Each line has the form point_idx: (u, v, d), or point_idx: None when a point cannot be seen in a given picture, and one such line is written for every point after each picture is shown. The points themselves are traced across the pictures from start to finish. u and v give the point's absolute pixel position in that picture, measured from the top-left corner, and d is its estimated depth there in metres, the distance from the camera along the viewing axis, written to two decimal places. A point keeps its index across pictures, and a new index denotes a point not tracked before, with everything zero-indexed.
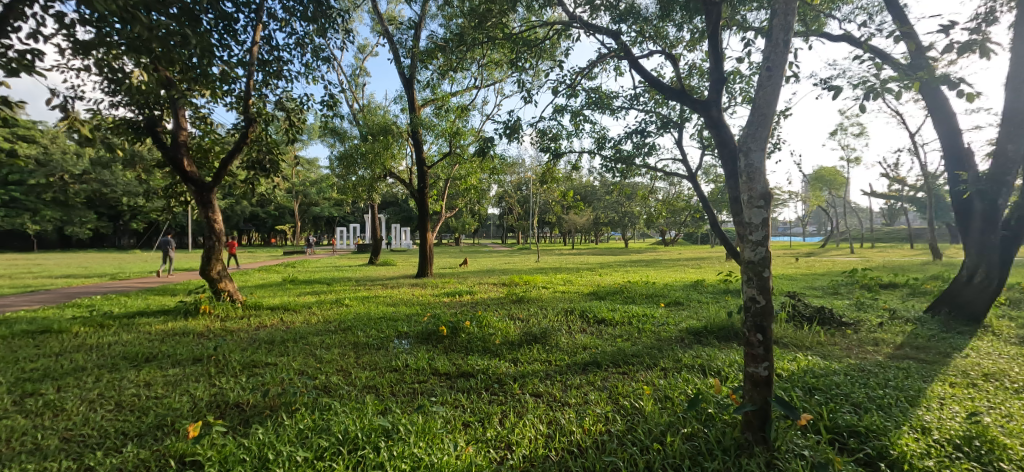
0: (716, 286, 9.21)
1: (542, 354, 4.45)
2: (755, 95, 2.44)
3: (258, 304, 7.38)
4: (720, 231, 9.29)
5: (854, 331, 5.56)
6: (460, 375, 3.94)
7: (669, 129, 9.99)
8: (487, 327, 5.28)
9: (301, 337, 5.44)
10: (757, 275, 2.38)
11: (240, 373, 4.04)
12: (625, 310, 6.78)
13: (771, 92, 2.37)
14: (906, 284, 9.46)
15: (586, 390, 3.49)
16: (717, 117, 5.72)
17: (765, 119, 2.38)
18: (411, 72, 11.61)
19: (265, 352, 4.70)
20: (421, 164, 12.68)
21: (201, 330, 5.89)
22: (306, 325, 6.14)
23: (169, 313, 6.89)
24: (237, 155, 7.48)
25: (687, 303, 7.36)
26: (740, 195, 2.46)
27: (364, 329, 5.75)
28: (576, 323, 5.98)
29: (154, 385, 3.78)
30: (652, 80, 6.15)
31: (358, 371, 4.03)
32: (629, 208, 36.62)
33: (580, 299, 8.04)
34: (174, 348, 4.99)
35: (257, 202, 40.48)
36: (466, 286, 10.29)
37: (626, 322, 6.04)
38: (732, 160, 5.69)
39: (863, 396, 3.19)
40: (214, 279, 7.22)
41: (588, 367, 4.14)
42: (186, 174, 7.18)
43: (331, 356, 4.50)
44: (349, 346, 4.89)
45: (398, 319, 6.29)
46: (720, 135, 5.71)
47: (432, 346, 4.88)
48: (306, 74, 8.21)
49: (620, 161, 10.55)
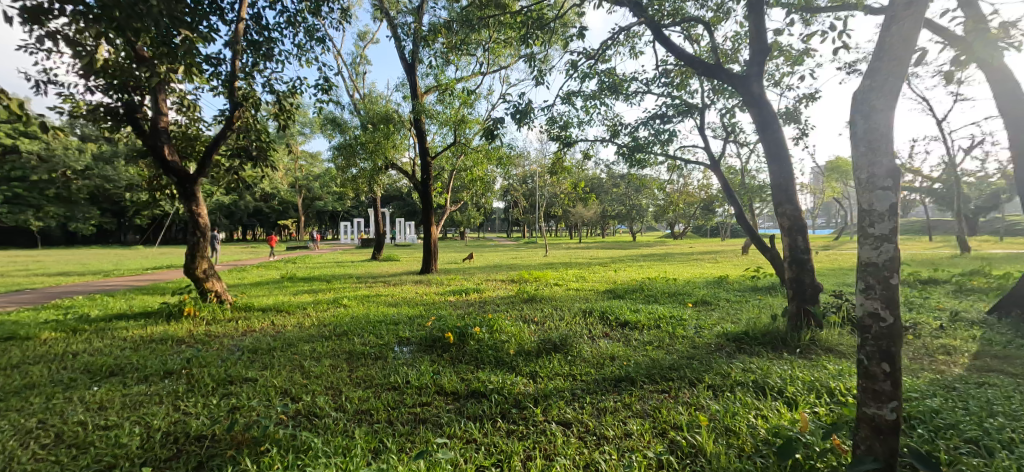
0: (743, 284, 8.54)
1: (564, 367, 3.83)
2: (884, 37, 1.79)
3: (249, 306, 6.79)
4: (747, 225, 8.65)
5: (916, 337, 4.90)
6: (469, 394, 3.32)
7: (689, 113, 9.34)
8: (499, 333, 4.69)
9: (289, 345, 4.83)
10: (881, 283, 1.76)
11: (212, 393, 3.44)
12: (649, 310, 6.13)
13: (911, 32, 1.71)
14: (948, 280, 8.73)
15: (625, 417, 2.87)
16: (758, 93, 5.09)
17: (901, 67, 1.72)
18: (413, 56, 10.96)
19: (247, 364, 4.11)
20: (424, 155, 12.04)
21: (182, 337, 5.32)
22: (297, 330, 5.54)
23: (150, 316, 6.30)
24: (222, 143, 6.84)
25: (716, 303, 6.70)
26: (855, 174, 1.85)
27: (361, 334, 5.13)
28: (598, 327, 5.36)
29: (107, 410, 3.19)
30: (680, 53, 5.50)
31: (349, 389, 3.41)
32: (637, 201, 35.90)
33: (596, 298, 7.39)
34: (146, 358, 4.41)
35: (261, 197, 40.15)
36: (473, 284, 9.65)
37: (653, 326, 5.40)
38: (775, 142, 5.05)
39: (978, 429, 2.57)
40: (200, 278, 6.61)
41: (622, 384, 3.50)
42: (168, 164, 6.55)
43: (321, 370, 3.91)
44: (343, 357, 4.29)
45: (399, 322, 5.67)
46: (761, 116, 5.08)
47: (436, 355, 4.26)
48: (299, 55, 7.60)
49: (636, 149, 9.86)
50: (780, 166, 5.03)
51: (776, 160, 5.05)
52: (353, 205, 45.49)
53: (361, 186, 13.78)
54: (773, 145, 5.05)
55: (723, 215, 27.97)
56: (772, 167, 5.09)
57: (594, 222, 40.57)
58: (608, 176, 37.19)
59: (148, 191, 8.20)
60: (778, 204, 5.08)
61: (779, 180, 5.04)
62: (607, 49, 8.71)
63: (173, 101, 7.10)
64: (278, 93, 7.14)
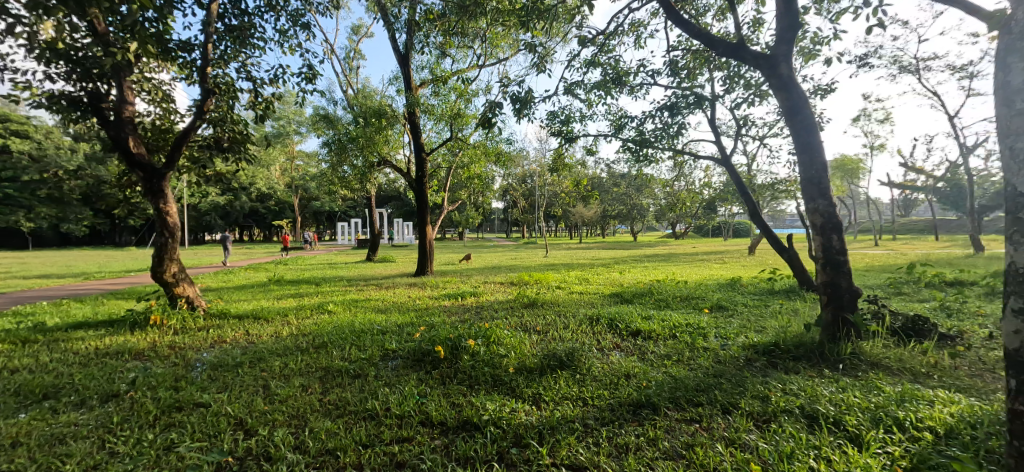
0: (758, 287, 7.99)
1: (573, 389, 3.28)
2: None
3: (224, 313, 6.21)
4: (762, 224, 8.13)
5: (970, 347, 4.29)
6: (459, 425, 2.77)
7: (699, 106, 8.79)
8: (496, 345, 4.12)
9: (260, 360, 4.26)
10: None
11: (152, 424, 2.89)
12: (662, 317, 5.55)
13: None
14: (977, 282, 8.14)
15: (653, 460, 2.34)
16: (787, 74, 4.54)
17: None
18: (408, 47, 10.44)
19: (204, 385, 3.55)
20: (419, 151, 11.48)
21: (141, 349, 4.75)
22: (272, 341, 4.95)
23: (114, 324, 5.74)
24: (193, 134, 6.24)
25: (734, 308, 6.13)
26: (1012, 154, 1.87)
27: (342, 347, 4.56)
28: (607, 337, 4.80)
29: (18, 448, 2.63)
30: (697, 32, 4.94)
31: (316, 420, 2.85)
32: (637, 200, 35.39)
33: (602, 302, 6.84)
34: (91, 377, 3.85)
35: (257, 197, 39.62)
36: (470, 287, 9.11)
37: (669, 335, 4.83)
38: (806, 130, 4.48)
39: None
40: (168, 283, 5.99)
41: (642, 413, 2.93)
42: (133, 158, 5.94)
43: (287, 392, 3.33)
44: (316, 375, 3.73)
45: (386, 332, 5.09)
46: (791, 101, 4.54)
47: (424, 373, 3.70)
48: (282, 42, 7.04)
49: (643, 145, 9.30)
50: (811, 156, 4.47)
51: (806, 150, 4.49)
52: (350, 206, 44.90)
53: (354, 184, 13.21)
54: (805, 131, 4.48)
55: (726, 214, 27.46)
56: (801, 158, 4.54)
57: (595, 222, 40.05)
58: (608, 175, 36.75)
59: (118, 188, 7.62)
60: (809, 200, 4.52)
61: (809, 173, 4.49)
62: (611, 38, 8.19)
63: (143, 89, 6.52)
64: (256, 82, 6.55)
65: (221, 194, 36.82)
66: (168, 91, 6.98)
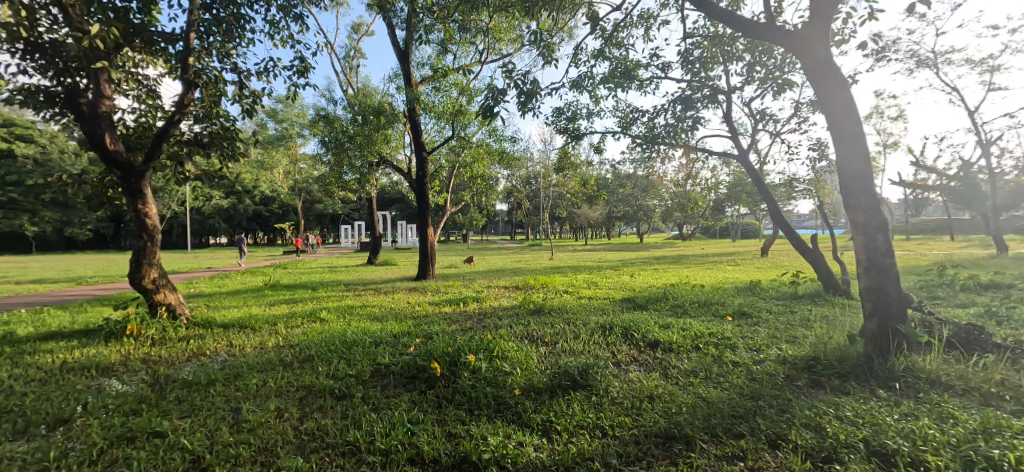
0: (780, 291, 7.48)
1: (589, 415, 2.83)
2: None
3: (208, 322, 5.78)
4: (783, 224, 7.64)
5: None
6: (454, 466, 2.34)
7: (714, 99, 8.31)
8: (500, 360, 3.65)
9: (236, 377, 3.81)
10: None
11: (94, 462, 2.47)
12: (682, 326, 5.06)
13: None
14: (1015, 284, 7.58)
15: None
16: (824, 55, 4.08)
17: None
18: (408, 41, 10.04)
19: (166, 410, 3.12)
20: (420, 150, 11.05)
21: (110, 364, 4.33)
22: (255, 353, 4.52)
23: (90, 334, 5.33)
24: (175, 130, 5.83)
25: (758, 315, 5.65)
26: None
27: (329, 361, 4.10)
28: (624, 349, 4.32)
29: None
30: (721, 11, 4.47)
31: (287, 457, 2.43)
32: (643, 201, 34.76)
33: (613, 309, 6.39)
34: (43, 399, 3.42)
35: (260, 200, 39.42)
36: (472, 291, 8.67)
37: (692, 347, 4.36)
38: (846, 118, 4.00)
39: None
40: (147, 290, 5.57)
41: (673, 449, 2.49)
42: (108, 155, 5.53)
43: (257, 418, 2.89)
44: (296, 396, 3.29)
45: (379, 343, 4.64)
46: (827, 85, 4.07)
47: (418, 394, 3.26)
48: (273, 34, 6.62)
49: (653, 141, 8.85)
50: (852, 147, 3.98)
51: (845, 141, 4.02)
52: (352, 208, 44.62)
53: (353, 184, 12.81)
54: (843, 120, 4.01)
55: (734, 214, 26.91)
56: (839, 149, 4.07)
57: (601, 223, 39.51)
58: (613, 175, 36.22)
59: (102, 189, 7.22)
60: (849, 196, 4.04)
61: (849, 165, 4.00)
62: (621, 28, 7.74)
63: (123, 83, 6.12)
64: (241, 74, 6.08)
65: (224, 197, 36.63)
66: (153, 86, 6.59)
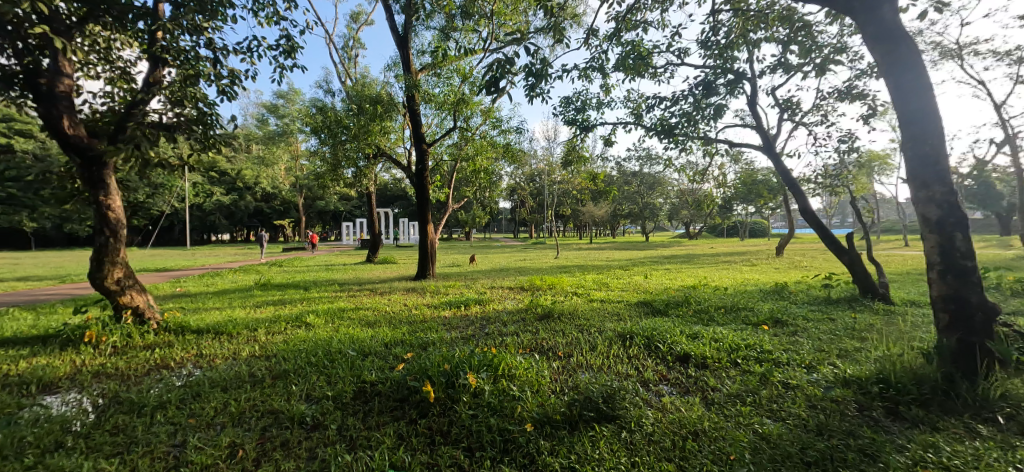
0: (811, 295, 6.84)
1: (622, 458, 2.23)
2: None
3: (179, 327, 5.21)
4: (815, 220, 6.98)
5: None
6: None
7: (734, 87, 7.65)
8: (506, 380, 3.02)
9: (195, 398, 3.22)
10: None
11: None
12: (713, 336, 4.42)
13: None
14: None
15: None
16: (892, 20, 3.42)
17: None
18: (406, 26, 9.45)
19: (90, 445, 2.52)
20: (420, 142, 10.41)
21: (54, 378, 3.74)
22: (224, 365, 3.93)
23: (47, 341, 4.76)
24: (144, 112, 5.22)
25: (797, 323, 5.02)
26: None
27: (306, 378, 3.50)
28: (652, 366, 3.68)
29: None
30: None
31: None
32: (650, 200, 33.95)
33: (629, 314, 5.73)
34: None
35: (260, 197, 38.90)
36: (474, 293, 8.04)
37: (730, 364, 3.73)
38: (919, 94, 3.35)
39: None
40: (110, 292, 4.98)
41: None
42: (66, 141, 4.94)
43: (203, 460, 2.31)
44: (255, 428, 2.68)
45: (366, 355, 4.01)
46: (898, 54, 3.42)
47: (406, 425, 2.64)
48: (256, 9, 6.01)
49: (666, 132, 8.22)
50: (927, 128, 3.32)
51: (917, 122, 3.37)
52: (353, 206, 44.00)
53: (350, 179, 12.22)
54: (914, 96, 3.36)
55: (743, 212, 26.15)
56: (910, 131, 3.41)
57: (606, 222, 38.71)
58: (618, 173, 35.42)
59: None
60: (920, 189, 3.40)
61: (923, 150, 3.34)
62: (635, 9, 7.12)
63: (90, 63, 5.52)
64: (217, 51, 5.44)
65: (224, 194, 36.12)
66: (127, 68, 6.00)
